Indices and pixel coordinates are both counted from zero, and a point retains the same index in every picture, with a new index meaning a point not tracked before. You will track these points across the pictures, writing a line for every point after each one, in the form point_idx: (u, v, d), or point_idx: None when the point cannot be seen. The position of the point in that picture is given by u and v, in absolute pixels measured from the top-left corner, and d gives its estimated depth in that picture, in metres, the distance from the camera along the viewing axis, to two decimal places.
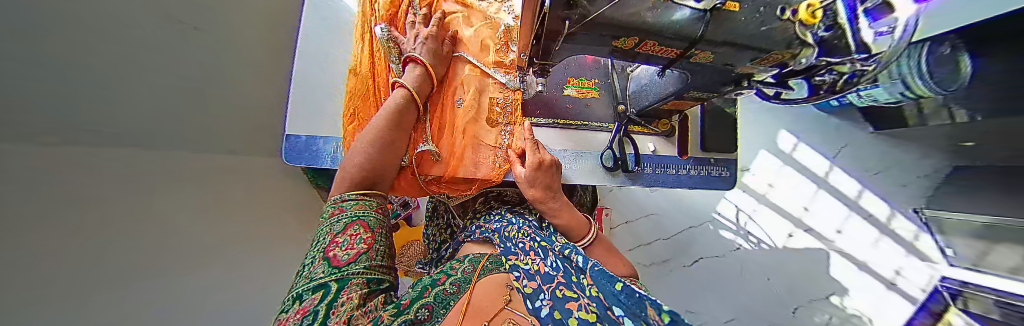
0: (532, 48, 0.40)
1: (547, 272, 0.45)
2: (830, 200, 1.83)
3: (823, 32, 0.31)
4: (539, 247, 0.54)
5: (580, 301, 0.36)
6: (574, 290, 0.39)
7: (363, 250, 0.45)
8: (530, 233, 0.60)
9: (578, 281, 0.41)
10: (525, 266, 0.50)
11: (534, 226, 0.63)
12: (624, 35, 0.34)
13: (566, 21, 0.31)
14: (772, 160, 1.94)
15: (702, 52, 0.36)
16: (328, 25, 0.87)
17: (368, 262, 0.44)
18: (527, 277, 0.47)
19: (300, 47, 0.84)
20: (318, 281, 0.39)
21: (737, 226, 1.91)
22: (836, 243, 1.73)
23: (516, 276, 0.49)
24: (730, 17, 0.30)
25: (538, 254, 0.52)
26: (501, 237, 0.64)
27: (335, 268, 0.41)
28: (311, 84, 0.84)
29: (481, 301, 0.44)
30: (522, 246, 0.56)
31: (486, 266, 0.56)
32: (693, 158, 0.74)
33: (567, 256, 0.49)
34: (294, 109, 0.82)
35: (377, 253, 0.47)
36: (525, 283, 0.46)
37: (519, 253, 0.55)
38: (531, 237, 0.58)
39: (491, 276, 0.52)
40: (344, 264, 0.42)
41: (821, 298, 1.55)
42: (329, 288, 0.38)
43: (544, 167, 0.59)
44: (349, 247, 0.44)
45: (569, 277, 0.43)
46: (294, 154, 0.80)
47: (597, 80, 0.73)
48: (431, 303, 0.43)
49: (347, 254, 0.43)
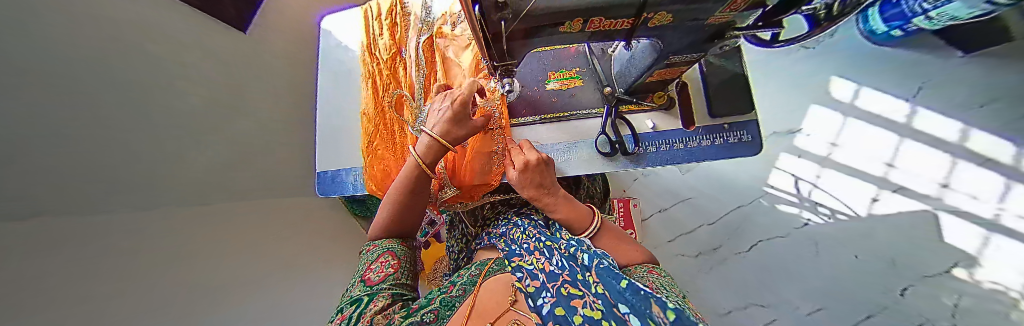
0: (489, 54, 0.42)
1: (553, 270, 0.44)
2: (923, 150, 1.46)
3: None
4: (544, 247, 0.53)
5: (586, 299, 0.34)
6: (579, 288, 0.37)
7: (391, 272, 0.53)
8: (535, 233, 0.60)
9: (584, 278, 0.38)
10: (529, 267, 0.49)
11: (540, 225, 0.63)
12: (566, 18, 0.34)
13: (502, 21, 0.33)
14: (827, 113, 1.65)
15: (656, 14, 0.34)
16: (338, 73, 0.99)
17: (393, 280, 0.51)
18: (530, 276, 0.46)
19: (322, 95, 0.98)
20: (354, 297, 0.48)
21: (800, 198, 1.62)
22: (945, 201, 1.38)
23: (518, 276, 0.48)
24: None
25: (543, 254, 0.51)
26: (507, 240, 0.64)
27: (368, 286, 0.49)
28: (330, 126, 0.96)
29: (486, 302, 0.46)
30: (528, 247, 0.56)
31: (491, 268, 0.58)
32: (701, 127, 0.68)
33: (573, 254, 0.46)
34: (323, 148, 0.94)
35: (402, 275, 0.54)
36: (527, 283, 0.44)
37: (524, 254, 0.54)
38: (535, 237, 0.57)
39: (496, 277, 0.52)
40: (376, 283, 0.49)
41: (939, 274, 1.33)
42: (362, 300, 0.46)
43: (533, 166, 0.58)
44: (381, 271, 0.53)
45: (575, 275, 0.41)
46: (325, 187, 0.93)
47: (578, 69, 0.72)
48: (436, 309, 0.46)
49: (378, 275, 0.52)
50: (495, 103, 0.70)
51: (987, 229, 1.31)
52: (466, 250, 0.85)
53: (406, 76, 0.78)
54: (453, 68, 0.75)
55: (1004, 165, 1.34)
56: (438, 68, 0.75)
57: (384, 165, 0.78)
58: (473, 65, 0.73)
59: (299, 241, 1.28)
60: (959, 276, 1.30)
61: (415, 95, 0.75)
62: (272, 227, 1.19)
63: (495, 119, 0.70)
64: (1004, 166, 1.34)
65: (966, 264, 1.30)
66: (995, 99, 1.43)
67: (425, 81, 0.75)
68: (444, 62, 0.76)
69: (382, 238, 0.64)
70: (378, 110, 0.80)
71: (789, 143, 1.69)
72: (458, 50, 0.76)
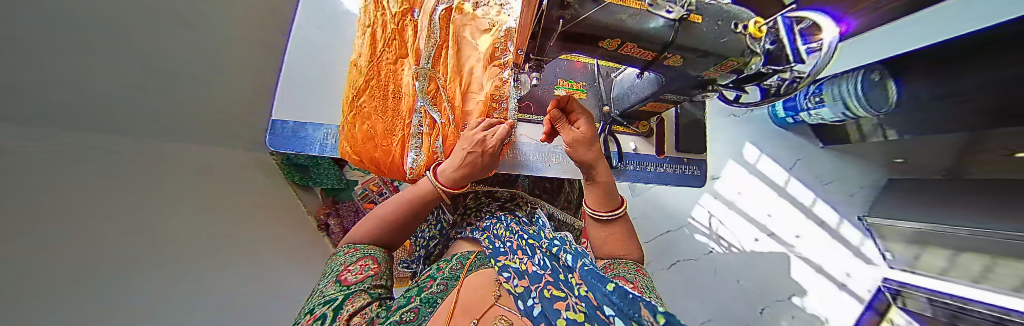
0: (528, 45, 0.46)
1: (536, 271, 0.45)
2: (791, 209, 1.98)
3: (769, 45, 0.43)
4: (526, 245, 0.56)
5: (568, 301, 0.33)
6: (562, 289, 0.37)
7: (370, 274, 0.48)
8: (517, 231, 0.62)
9: (565, 280, 0.40)
10: (514, 266, 0.48)
11: (522, 223, 0.66)
12: (609, 37, 0.40)
13: (560, 19, 0.37)
14: (739, 169, 2.10)
15: (673, 55, 0.44)
16: (331, 18, 0.88)
17: (372, 282, 0.47)
18: (516, 275, 0.46)
19: (303, 34, 0.85)
20: (328, 297, 0.41)
21: (709, 230, 2.01)
22: (796, 248, 1.90)
23: (505, 276, 0.46)
24: (694, 27, 0.39)
25: (525, 253, 0.53)
26: (489, 236, 0.64)
27: (345, 286, 0.44)
28: (303, 71, 0.83)
29: (471, 299, 0.44)
30: (511, 245, 0.57)
31: (474, 262, 0.57)
32: (669, 157, 0.82)
33: (556, 254, 0.51)
34: (282, 95, 0.81)
35: (379, 277, 0.50)
36: (516, 283, 0.43)
37: (508, 253, 0.54)
38: (518, 235, 0.59)
39: (479, 272, 0.52)
40: (353, 283, 0.44)
41: (784, 299, 1.80)
42: (336, 300, 0.40)
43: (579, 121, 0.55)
44: (359, 272, 0.47)
45: (556, 275, 0.43)
46: (278, 139, 0.78)
47: (584, 83, 0.80)
48: (417, 307, 0.44)
49: (356, 276, 0.46)
50: (504, 94, 0.75)
51: (813, 268, 1.84)
52: (441, 237, 0.84)
53: (414, 43, 0.72)
54: (469, 50, 0.75)
55: (830, 226, 1.92)
56: (451, 45, 0.72)
57: (369, 126, 0.71)
58: (489, 53, 0.74)
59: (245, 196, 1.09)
60: (794, 302, 1.78)
61: (422, 62, 0.69)
62: (205, 171, 0.97)
63: (501, 110, 0.75)
64: (830, 227, 1.92)
65: (798, 294, 1.79)
66: (834, 181, 2.00)
67: (435, 52, 0.70)
68: (457, 41, 0.73)
69: (365, 241, 0.57)
70: (371, 67, 0.72)
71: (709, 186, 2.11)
72: (477, 33, 0.76)
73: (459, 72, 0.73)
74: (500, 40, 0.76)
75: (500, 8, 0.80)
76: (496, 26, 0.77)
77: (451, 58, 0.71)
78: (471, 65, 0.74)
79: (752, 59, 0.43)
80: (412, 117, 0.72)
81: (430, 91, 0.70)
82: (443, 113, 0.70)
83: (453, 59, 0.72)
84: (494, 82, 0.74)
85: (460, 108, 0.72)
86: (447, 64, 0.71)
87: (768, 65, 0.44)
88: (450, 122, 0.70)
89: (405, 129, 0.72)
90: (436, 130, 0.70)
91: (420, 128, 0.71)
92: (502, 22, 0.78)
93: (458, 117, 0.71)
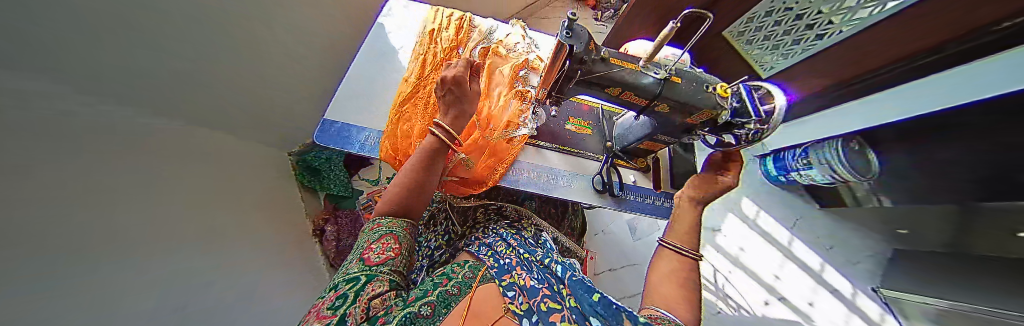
0: (552, 86, 0.60)
1: (533, 285, 0.52)
2: (797, 272, 1.93)
3: (735, 103, 0.56)
4: (525, 261, 0.62)
5: (563, 313, 0.44)
6: (556, 302, 0.47)
7: (391, 256, 0.53)
8: (517, 250, 0.67)
9: (558, 292, 0.50)
10: (518, 283, 0.53)
11: (524, 243, 0.71)
12: (612, 85, 0.55)
13: (578, 70, 0.52)
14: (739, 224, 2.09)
15: (661, 103, 0.57)
16: (383, 47, 1.08)
17: (390, 266, 0.52)
18: (519, 292, 0.52)
19: (363, 57, 1.05)
20: (353, 275, 0.47)
21: (716, 287, 1.93)
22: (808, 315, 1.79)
23: (511, 295, 0.51)
24: (675, 86, 0.53)
25: (524, 270, 0.58)
26: (491, 254, 0.67)
27: (367, 266, 0.49)
28: (357, 87, 1.00)
29: (484, 309, 0.50)
30: (511, 262, 0.62)
31: (486, 273, 0.61)
32: (665, 192, 0.92)
33: (547, 265, 0.61)
34: (339, 102, 0.96)
35: (398, 261, 0.54)
36: (520, 300, 0.50)
37: (511, 270, 0.58)
38: (517, 253, 0.64)
39: (486, 285, 0.56)
40: (376, 264, 0.50)
41: None
42: (359, 280, 0.46)
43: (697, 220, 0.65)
44: (381, 252, 0.53)
45: (550, 288, 0.52)
46: (325, 135, 0.89)
47: (591, 122, 0.95)
48: (435, 303, 0.49)
49: (379, 256, 0.52)
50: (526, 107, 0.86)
51: None
52: (448, 247, 0.88)
53: (458, 70, 0.89)
54: (496, 77, 0.91)
55: (843, 296, 1.81)
56: (484, 74, 0.88)
57: (408, 127, 0.84)
58: (511, 76, 0.90)
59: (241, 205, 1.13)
60: None
61: None
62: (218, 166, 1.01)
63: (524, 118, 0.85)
64: (844, 298, 1.81)
65: None
66: (837, 246, 1.97)
67: (472, 78, 0.87)
68: (490, 70, 0.91)
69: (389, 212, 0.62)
70: (422, 85, 0.89)
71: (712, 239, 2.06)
72: (504, 62, 0.93)
73: (488, 89, 0.87)
74: (520, 67, 0.92)
75: (528, 49, 0.99)
76: (523, 58, 0.94)
77: (484, 83, 0.87)
78: (500, 90, 0.87)
79: (720, 112, 0.57)
80: None
81: None
82: (469, 121, 0.81)
83: (486, 84, 0.87)
84: (519, 103, 0.86)
85: (488, 116, 0.83)
86: (480, 84, 0.87)
87: (736, 117, 0.56)
88: (473, 124, 0.80)
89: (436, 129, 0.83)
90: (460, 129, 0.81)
91: None
92: (528, 57, 0.97)
93: (482, 123, 0.81)
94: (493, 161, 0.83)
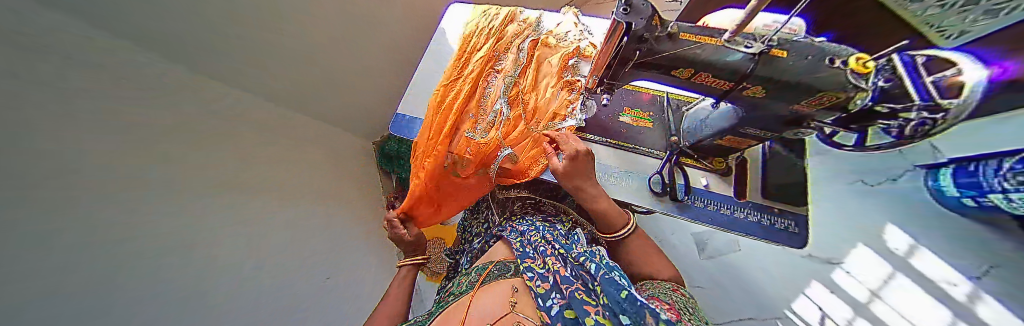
0: (604, 72, 0.55)
1: (563, 275, 0.49)
2: None
3: (884, 82, 0.39)
4: (557, 253, 0.60)
5: (597, 309, 0.40)
6: (588, 296, 0.44)
7: None
8: (551, 240, 0.65)
9: (593, 290, 0.44)
10: (539, 270, 0.54)
11: (556, 236, 0.68)
12: (681, 66, 0.47)
13: (637, 50, 0.46)
14: (875, 262, 1.27)
15: (754, 85, 0.45)
16: (441, 43, 1.16)
17: None
18: (540, 277, 0.52)
19: (428, 54, 1.16)
20: None
21: None
22: None
23: (528, 276, 0.53)
24: (779, 61, 0.40)
25: (557, 260, 0.56)
26: (519, 242, 0.68)
27: None
28: (421, 88, 1.12)
29: (490, 301, 0.50)
30: (542, 251, 0.61)
31: (492, 273, 0.61)
32: (752, 202, 0.74)
33: (582, 263, 0.52)
34: (409, 96, 1.12)
35: None
36: (542, 284, 0.50)
37: (537, 258, 0.59)
38: (551, 243, 0.63)
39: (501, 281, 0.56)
40: None
41: None
42: None
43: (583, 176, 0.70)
44: None
45: (583, 284, 0.47)
46: (398, 126, 1.07)
47: (652, 113, 0.82)
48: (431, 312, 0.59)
49: None
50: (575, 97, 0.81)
51: None
52: (484, 234, 0.90)
53: (505, 60, 0.88)
54: (545, 68, 0.87)
55: None
56: (532, 66, 0.86)
57: (447, 114, 0.83)
58: (560, 67, 0.85)
59: (320, 180, 1.50)
60: None
61: (511, 72, 0.84)
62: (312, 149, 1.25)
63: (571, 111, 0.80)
64: None
65: None
66: None
67: (519, 70, 0.85)
68: (538, 62, 0.87)
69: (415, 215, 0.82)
70: (468, 75, 0.87)
71: (812, 269, 1.36)
72: (553, 53, 0.88)
73: (534, 81, 0.84)
74: (569, 57, 0.87)
75: (583, 36, 0.91)
76: (575, 47, 0.88)
77: (530, 76, 0.84)
78: (547, 82, 0.84)
79: (858, 93, 0.40)
80: (483, 110, 0.83)
81: (510, 96, 0.82)
82: (515, 113, 0.80)
83: (532, 77, 0.84)
84: (570, 96, 0.81)
85: (531, 111, 0.80)
86: (527, 76, 0.84)
87: (883, 102, 0.41)
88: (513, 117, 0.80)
89: (475, 119, 0.82)
90: (496, 121, 0.80)
91: (485, 119, 0.81)
92: (582, 45, 0.89)
93: (523, 116, 0.80)
94: (537, 152, 0.85)
